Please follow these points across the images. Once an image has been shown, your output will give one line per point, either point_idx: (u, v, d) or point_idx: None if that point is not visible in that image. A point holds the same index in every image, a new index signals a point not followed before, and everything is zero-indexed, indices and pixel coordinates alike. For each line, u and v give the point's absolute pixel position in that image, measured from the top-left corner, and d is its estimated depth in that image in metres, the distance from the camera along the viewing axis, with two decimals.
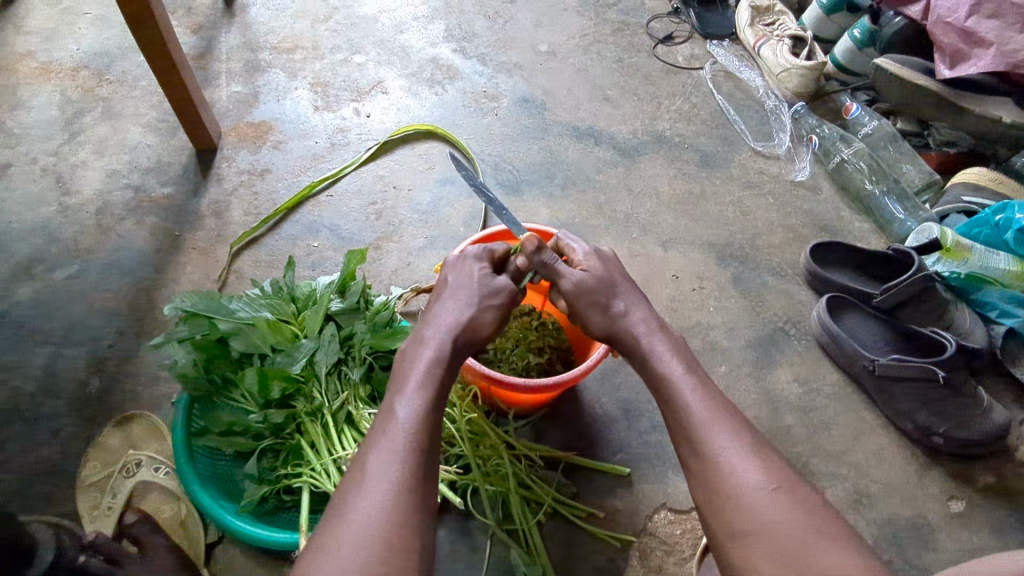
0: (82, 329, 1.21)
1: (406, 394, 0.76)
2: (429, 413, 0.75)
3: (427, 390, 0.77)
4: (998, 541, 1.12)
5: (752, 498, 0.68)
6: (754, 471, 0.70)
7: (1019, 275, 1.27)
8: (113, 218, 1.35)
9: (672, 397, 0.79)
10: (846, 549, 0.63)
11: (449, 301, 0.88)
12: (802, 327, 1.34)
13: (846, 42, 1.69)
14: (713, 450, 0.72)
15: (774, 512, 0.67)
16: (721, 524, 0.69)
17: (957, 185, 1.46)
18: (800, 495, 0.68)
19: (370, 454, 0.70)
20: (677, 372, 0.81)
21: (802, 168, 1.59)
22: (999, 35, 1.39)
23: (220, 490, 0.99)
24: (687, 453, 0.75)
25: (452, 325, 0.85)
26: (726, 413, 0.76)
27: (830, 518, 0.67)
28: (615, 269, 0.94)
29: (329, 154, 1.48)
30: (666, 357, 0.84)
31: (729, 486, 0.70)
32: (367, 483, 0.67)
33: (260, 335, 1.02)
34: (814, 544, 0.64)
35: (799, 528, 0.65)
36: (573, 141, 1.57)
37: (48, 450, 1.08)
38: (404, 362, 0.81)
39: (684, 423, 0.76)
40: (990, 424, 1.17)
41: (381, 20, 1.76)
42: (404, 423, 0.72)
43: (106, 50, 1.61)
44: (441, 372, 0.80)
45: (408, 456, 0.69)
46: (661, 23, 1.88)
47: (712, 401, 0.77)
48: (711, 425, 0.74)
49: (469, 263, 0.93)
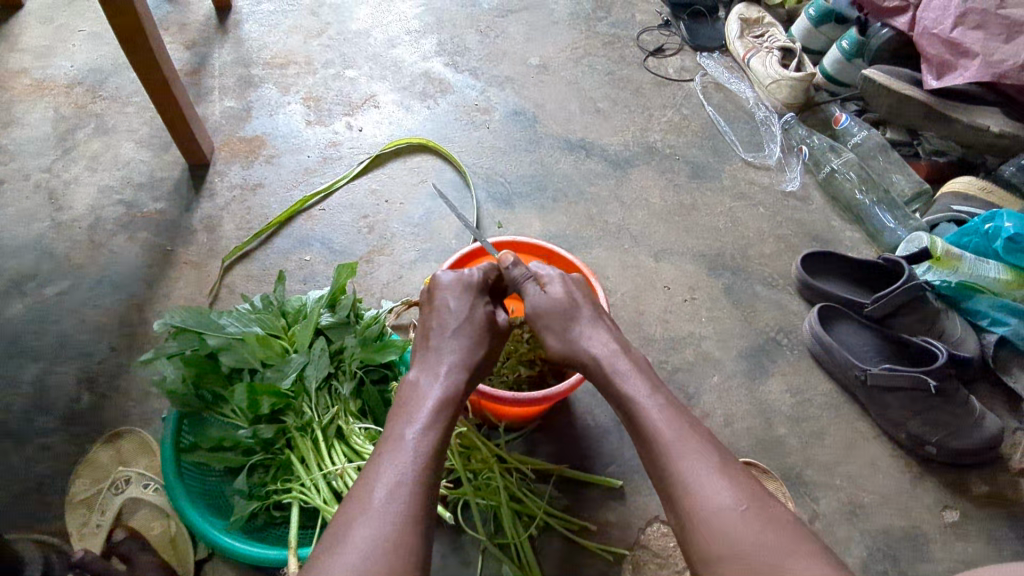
0: (74, 345, 1.21)
1: (418, 421, 0.77)
2: (435, 442, 0.75)
3: (438, 423, 0.78)
4: (993, 551, 1.12)
5: (720, 520, 0.68)
6: (723, 491, 0.70)
7: (1009, 284, 1.28)
8: (105, 233, 1.35)
9: (640, 421, 0.79)
10: (818, 564, 0.63)
11: (456, 334, 0.88)
12: (794, 337, 1.34)
13: (835, 54, 1.69)
14: (681, 474, 0.72)
15: (744, 532, 0.66)
16: (696, 549, 0.69)
17: (947, 195, 1.47)
18: (769, 512, 0.68)
19: (377, 476, 0.70)
20: (644, 395, 0.81)
21: (793, 178, 1.60)
22: (983, 46, 1.40)
23: (209, 506, 0.98)
24: (659, 478, 0.75)
25: (466, 364, 0.86)
26: (692, 433, 0.76)
27: (803, 534, 0.66)
28: (586, 295, 0.94)
29: (322, 167, 1.49)
30: (631, 377, 0.84)
31: (699, 510, 0.70)
32: (375, 507, 0.67)
33: (249, 349, 1.01)
34: (785, 562, 0.63)
35: (771, 547, 0.65)
36: (564, 154, 1.58)
37: (37, 467, 1.08)
38: (409, 394, 0.82)
39: (653, 447, 0.76)
40: (984, 433, 1.17)
41: (373, 35, 1.77)
42: (414, 449, 0.73)
43: (99, 67, 1.62)
44: (450, 410, 0.81)
45: (417, 482, 0.70)
46: (652, 36, 1.89)
47: (680, 421, 0.78)
48: (678, 446, 0.74)
49: (469, 293, 0.92)
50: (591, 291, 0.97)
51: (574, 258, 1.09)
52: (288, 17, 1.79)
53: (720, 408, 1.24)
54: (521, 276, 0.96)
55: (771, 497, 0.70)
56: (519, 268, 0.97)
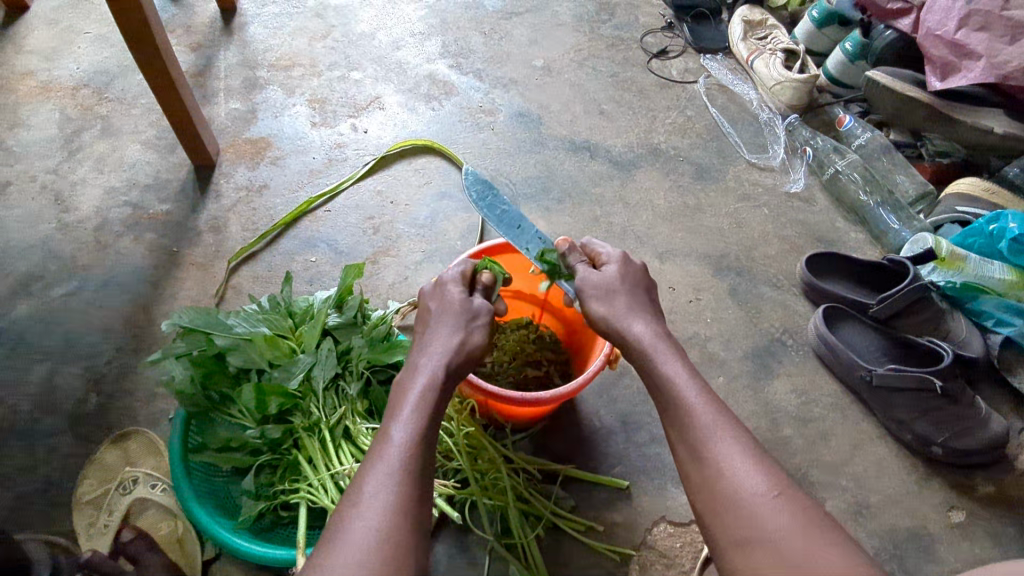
0: (80, 346, 1.21)
1: (402, 416, 0.74)
2: (424, 435, 0.74)
3: (422, 414, 0.75)
4: (999, 551, 1.12)
5: (751, 505, 0.68)
6: (755, 478, 0.70)
7: (1015, 284, 1.28)
8: (111, 235, 1.35)
9: (675, 401, 0.79)
10: (847, 555, 0.63)
11: (438, 324, 0.86)
12: (799, 338, 1.35)
13: (838, 55, 1.71)
14: (715, 458, 0.73)
15: (774, 519, 0.67)
16: (722, 531, 0.70)
17: (952, 197, 1.47)
18: (800, 503, 0.68)
19: (368, 473, 0.69)
20: (681, 376, 0.81)
21: (796, 179, 1.60)
22: (988, 47, 1.40)
23: (217, 506, 0.98)
24: (689, 459, 0.76)
25: (451, 350, 0.83)
26: (728, 420, 0.76)
27: (831, 525, 0.67)
28: (631, 276, 0.93)
29: (327, 169, 1.49)
30: (669, 359, 0.83)
31: (730, 494, 0.70)
32: (366, 504, 0.66)
33: (257, 350, 1.02)
34: (813, 551, 0.63)
35: (800, 535, 0.65)
36: (569, 155, 1.58)
37: (45, 468, 1.08)
38: (399, 389, 0.79)
39: (687, 430, 0.77)
40: (988, 433, 1.17)
41: (378, 37, 1.78)
42: (400, 445, 0.71)
43: (106, 69, 1.63)
44: (434, 398, 0.78)
45: (405, 478, 0.68)
46: (655, 38, 1.90)
47: (716, 407, 0.77)
48: (714, 431, 0.75)
49: (447, 288, 0.91)
50: (649, 279, 0.96)
51: None
52: (293, 20, 1.80)
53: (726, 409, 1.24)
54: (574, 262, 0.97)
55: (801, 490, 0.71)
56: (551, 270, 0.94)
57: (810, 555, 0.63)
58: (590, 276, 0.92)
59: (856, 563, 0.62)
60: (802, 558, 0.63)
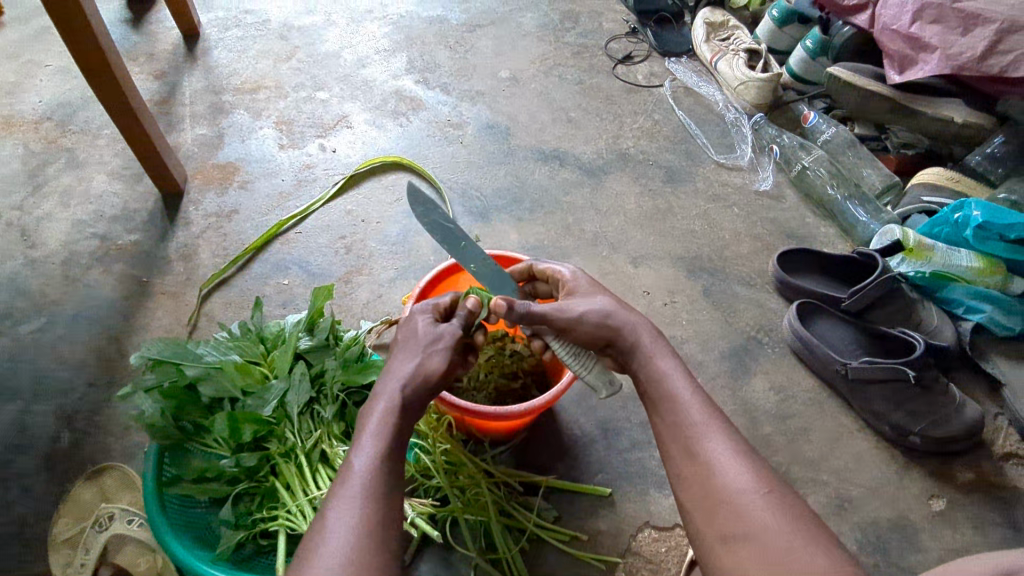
0: (50, 383, 1.19)
1: (363, 444, 0.73)
2: (388, 461, 0.73)
3: (382, 439, 0.74)
4: (981, 537, 1.12)
5: (740, 501, 0.69)
6: (745, 476, 0.70)
7: (981, 271, 1.30)
8: (79, 268, 1.34)
9: (670, 400, 0.80)
10: (831, 550, 0.63)
11: (402, 349, 0.85)
12: (775, 335, 1.35)
13: (799, 53, 1.73)
14: (706, 455, 0.73)
15: (762, 515, 0.67)
16: (711, 528, 0.70)
17: (917, 186, 1.49)
18: (787, 502, 0.68)
19: (330, 502, 0.68)
20: (676, 377, 0.82)
21: (765, 177, 1.62)
22: (942, 39, 1.42)
23: (195, 538, 0.95)
24: (679, 456, 0.76)
25: (411, 374, 0.81)
26: (720, 420, 0.77)
27: (818, 526, 0.66)
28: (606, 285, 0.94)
29: (296, 191, 1.49)
30: (664, 360, 0.84)
31: (720, 489, 0.70)
32: (330, 533, 0.65)
33: (228, 378, 1.01)
34: (802, 548, 0.63)
35: (787, 532, 0.65)
36: (539, 164, 1.59)
37: (19, 509, 1.06)
38: (362, 413, 0.78)
39: (681, 428, 0.77)
40: (963, 420, 1.18)
41: (343, 56, 1.78)
42: (362, 473, 0.71)
43: (68, 101, 1.62)
44: (396, 422, 0.77)
45: (368, 504, 0.68)
46: (619, 43, 1.91)
47: (708, 408, 0.78)
48: (707, 429, 0.75)
49: (414, 316, 0.89)
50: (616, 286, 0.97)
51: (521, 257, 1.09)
52: (257, 42, 1.80)
53: None
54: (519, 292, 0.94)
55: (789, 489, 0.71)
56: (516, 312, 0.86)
57: (798, 552, 0.63)
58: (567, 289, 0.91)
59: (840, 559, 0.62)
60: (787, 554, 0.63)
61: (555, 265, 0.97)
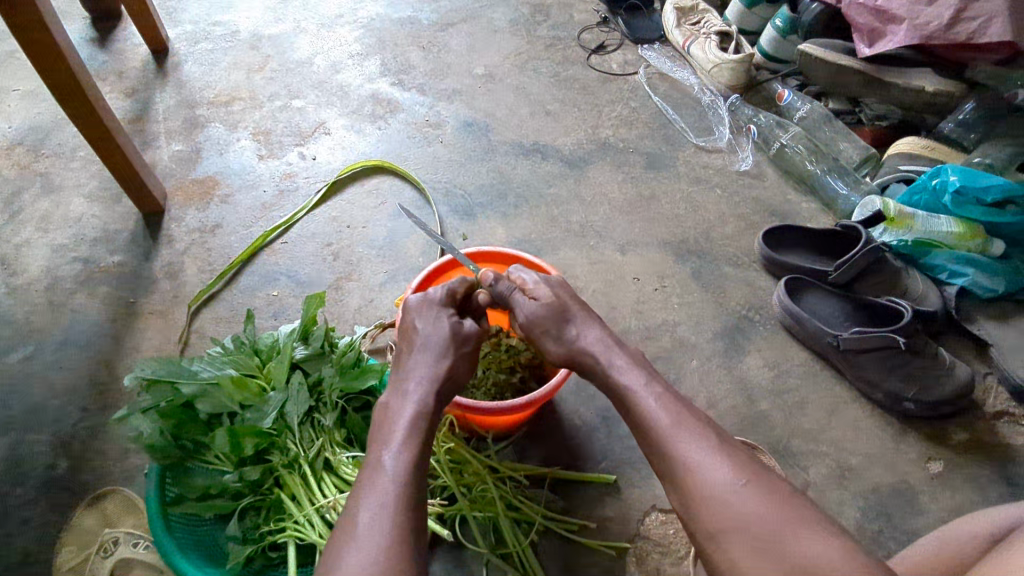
0: (42, 411, 1.17)
1: (393, 445, 0.74)
2: (417, 464, 0.73)
3: (413, 442, 0.75)
4: (979, 495, 1.15)
5: (721, 496, 0.68)
6: (721, 468, 0.70)
7: (962, 235, 1.33)
8: (64, 294, 1.32)
9: (636, 410, 0.79)
10: (819, 531, 0.64)
11: (427, 349, 0.86)
12: (765, 312, 1.37)
13: (770, 32, 1.74)
14: (680, 456, 0.72)
15: (746, 505, 0.67)
16: (699, 527, 0.69)
17: (895, 156, 1.51)
18: (766, 485, 0.68)
19: (361, 503, 0.68)
20: (639, 384, 0.81)
21: (745, 157, 1.63)
22: (909, 10, 1.45)
23: (203, 557, 0.94)
24: (656, 461, 0.75)
25: (438, 377, 0.83)
26: (688, 416, 0.76)
27: (801, 503, 0.67)
28: (568, 293, 0.94)
29: (279, 201, 1.47)
30: (626, 369, 0.84)
31: (700, 488, 0.70)
32: (362, 534, 0.65)
33: (226, 393, 1.00)
34: (790, 532, 0.64)
35: (772, 518, 0.65)
36: (521, 159, 1.59)
37: (21, 540, 1.04)
38: (386, 416, 0.79)
39: (651, 434, 0.76)
40: (955, 382, 1.20)
41: (316, 63, 1.77)
42: (393, 474, 0.71)
43: (40, 125, 1.60)
44: (426, 426, 0.78)
45: (400, 506, 0.68)
46: (592, 34, 1.92)
47: (673, 407, 0.77)
48: (677, 430, 0.74)
49: (434, 311, 0.91)
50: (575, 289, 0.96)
51: (506, 251, 1.11)
52: (227, 54, 1.78)
53: (703, 390, 1.25)
54: (506, 289, 0.97)
55: (769, 471, 0.71)
56: (503, 282, 0.98)
57: (787, 538, 0.63)
58: (546, 296, 0.92)
59: (830, 539, 0.63)
60: (779, 541, 0.64)
61: (524, 274, 0.96)
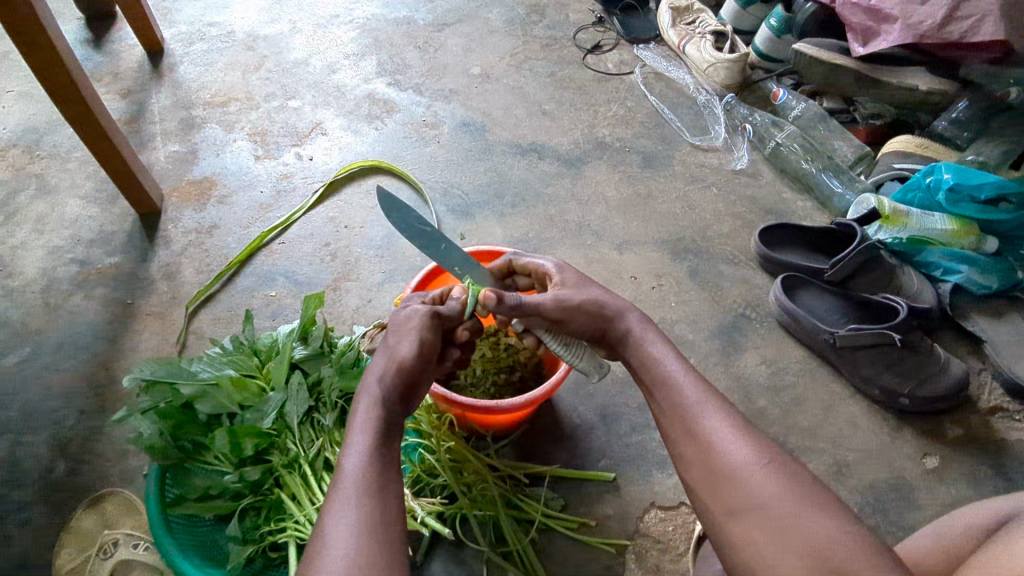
0: (39, 413, 1.17)
1: (352, 445, 0.73)
2: (378, 458, 0.73)
3: (369, 437, 0.74)
4: (974, 490, 1.16)
5: (741, 472, 0.70)
6: (744, 449, 0.71)
7: (956, 233, 1.34)
8: (60, 295, 1.32)
9: (663, 383, 0.81)
10: (833, 517, 0.64)
11: (380, 348, 0.84)
12: (762, 310, 1.38)
13: (765, 32, 1.75)
14: (707, 433, 0.74)
15: (763, 485, 0.68)
16: (718, 502, 0.70)
17: (888, 155, 1.53)
18: (789, 468, 0.69)
19: (327, 505, 0.68)
20: (671, 360, 0.83)
21: (740, 156, 1.64)
22: (902, 9, 1.46)
23: (204, 557, 0.94)
24: (681, 435, 0.77)
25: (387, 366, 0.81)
26: (717, 396, 0.78)
27: (820, 487, 0.68)
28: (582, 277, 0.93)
29: (276, 202, 1.47)
30: (659, 346, 0.86)
31: (723, 463, 0.71)
32: (328, 535, 0.65)
33: (225, 394, 1.01)
34: (806, 515, 0.64)
35: (788, 499, 0.66)
36: (517, 159, 1.59)
37: (19, 544, 1.03)
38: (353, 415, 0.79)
39: (678, 409, 0.78)
40: (950, 378, 1.22)
41: (312, 63, 1.77)
42: (354, 472, 0.70)
43: (34, 126, 1.59)
44: (380, 416, 0.77)
45: (365, 500, 0.68)
46: (588, 33, 1.93)
47: (704, 386, 0.79)
48: (705, 407, 0.77)
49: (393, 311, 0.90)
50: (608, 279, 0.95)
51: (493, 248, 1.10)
52: (223, 54, 1.77)
53: None
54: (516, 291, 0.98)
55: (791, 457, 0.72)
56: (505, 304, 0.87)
57: (802, 519, 0.64)
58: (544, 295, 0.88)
59: (842, 524, 0.63)
60: (793, 522, 0.64)
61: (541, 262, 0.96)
